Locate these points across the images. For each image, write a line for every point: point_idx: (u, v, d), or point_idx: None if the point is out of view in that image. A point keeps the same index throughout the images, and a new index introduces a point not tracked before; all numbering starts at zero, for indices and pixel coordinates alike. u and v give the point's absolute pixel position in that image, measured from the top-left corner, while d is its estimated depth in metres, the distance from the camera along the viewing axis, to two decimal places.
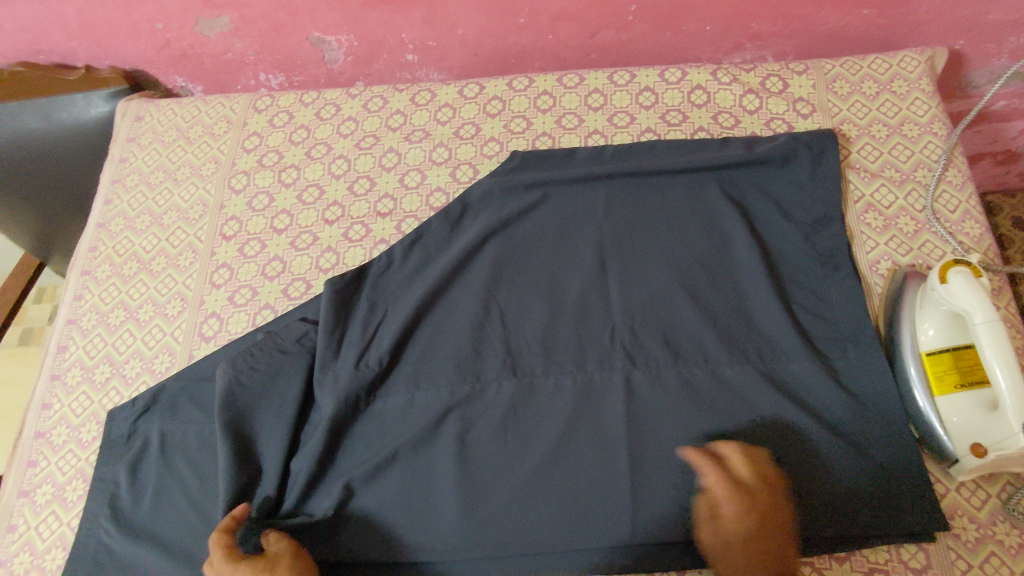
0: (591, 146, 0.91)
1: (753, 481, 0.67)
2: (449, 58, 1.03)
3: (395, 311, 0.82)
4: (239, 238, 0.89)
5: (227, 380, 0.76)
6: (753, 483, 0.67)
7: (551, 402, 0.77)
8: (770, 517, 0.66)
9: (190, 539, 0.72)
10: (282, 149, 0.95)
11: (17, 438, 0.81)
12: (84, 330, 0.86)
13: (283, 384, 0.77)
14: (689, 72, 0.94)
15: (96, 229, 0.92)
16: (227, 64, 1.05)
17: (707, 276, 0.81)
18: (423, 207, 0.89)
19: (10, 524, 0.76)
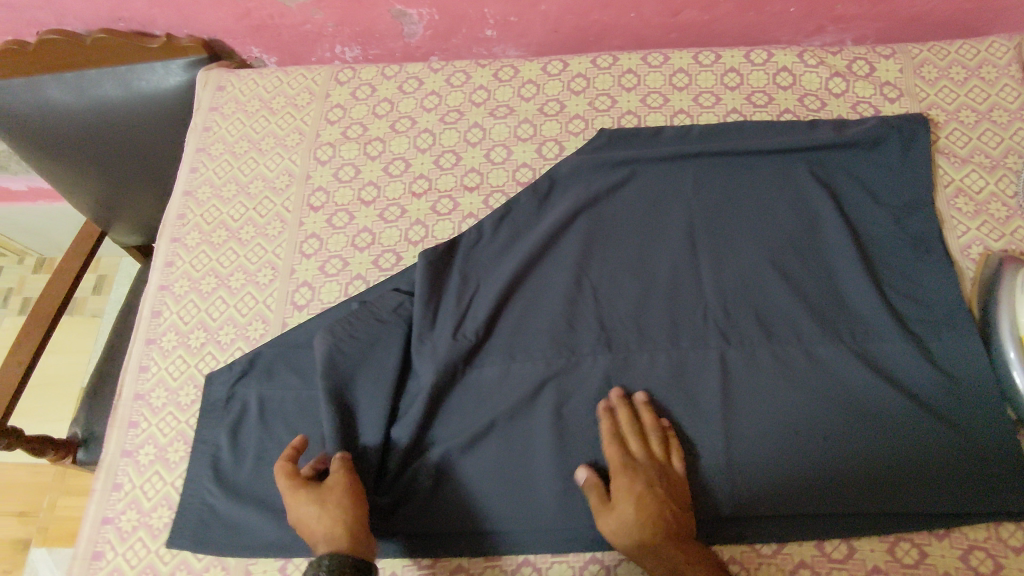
0: (677, 125, 0.91)
1: (647, 461, 0.72)
2: (528, 34, 1.03)
3: (488, 284, 0.83)
4: (327, 209, 0.90)
5: (327, 347, 0.78)
6: (642, 462, 0.72)
7: (643, 378, 0.79)
8: (666, 499, 0.68)
9: None
10: (366, 122, 0.95)
11: (115, 400, 0.82)
12: (177, 296, 0.87)
13: (382, 352, 0.79)
14: (776, 53, 0.94)
15: (183, 197, 0.93)
16: (304, 35, 1.04)
17: (796, 257, 0.83)
18: (510, 181, 0.90)
19: (114, 483, 0.77)
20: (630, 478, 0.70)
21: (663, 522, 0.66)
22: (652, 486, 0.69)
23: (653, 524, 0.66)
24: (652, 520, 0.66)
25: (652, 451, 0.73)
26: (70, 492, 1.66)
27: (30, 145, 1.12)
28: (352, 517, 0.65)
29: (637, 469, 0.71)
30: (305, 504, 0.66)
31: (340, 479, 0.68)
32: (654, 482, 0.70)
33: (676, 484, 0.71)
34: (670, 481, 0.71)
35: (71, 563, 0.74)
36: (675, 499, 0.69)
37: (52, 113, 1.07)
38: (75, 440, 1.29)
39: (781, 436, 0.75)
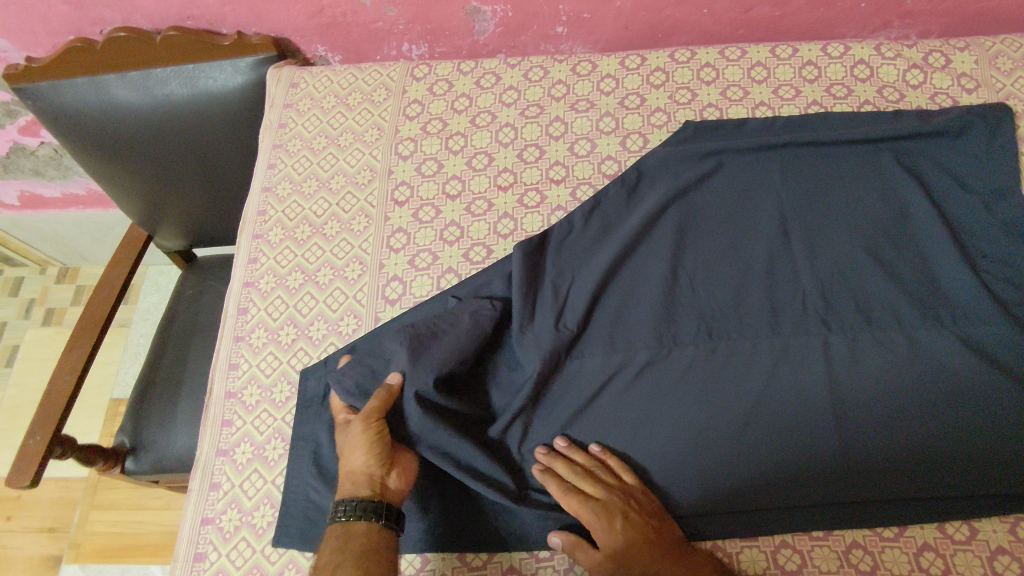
0: (760, 117, 0.92)
1: (609, 492, 0.72)
2: (598, 30, 1.04)
3: (584, 276, 0.83)
4: (412, 203, 0.89)
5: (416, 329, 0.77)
6: (607, 497, 0.71)
7: (749, 364, 0.78)
8: (641, 520, 0.70)
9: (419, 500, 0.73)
10: (446, 116, 0.95)
11: (206, 399, 0.81)
12: (264, 293, 0.86)
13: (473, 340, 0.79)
14: (851, 47, 0.95)
15: (263, 194, 0.92)
16: (374, 33, 1.04)
17: (889, 243, 0.83)
18: (596, 173, 0.90)
19: (212, 482, 0.76)
20: (604, 516, 0.70)
21: (653, 549, 0.68)
22: (625, 518, 0.69)
23: (646, 554, 0.67)
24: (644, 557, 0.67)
25: (601, 483, 0.73)
26: (101, 506, 1.61)
27: (85, 147, 1.09)
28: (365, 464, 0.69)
29: (607, 506, 0.70)
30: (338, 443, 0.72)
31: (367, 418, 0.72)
32: (625, 510, 0.70)
33: (643, 501, 0.72)
34: (638, 503, 0.71)
35: (172, 565, 0.72)
36: (653, 517, 0.71)
37: (111, 113, 1.05)
38: (122, 448, 1.22)
39: (892, 421, 0.74)
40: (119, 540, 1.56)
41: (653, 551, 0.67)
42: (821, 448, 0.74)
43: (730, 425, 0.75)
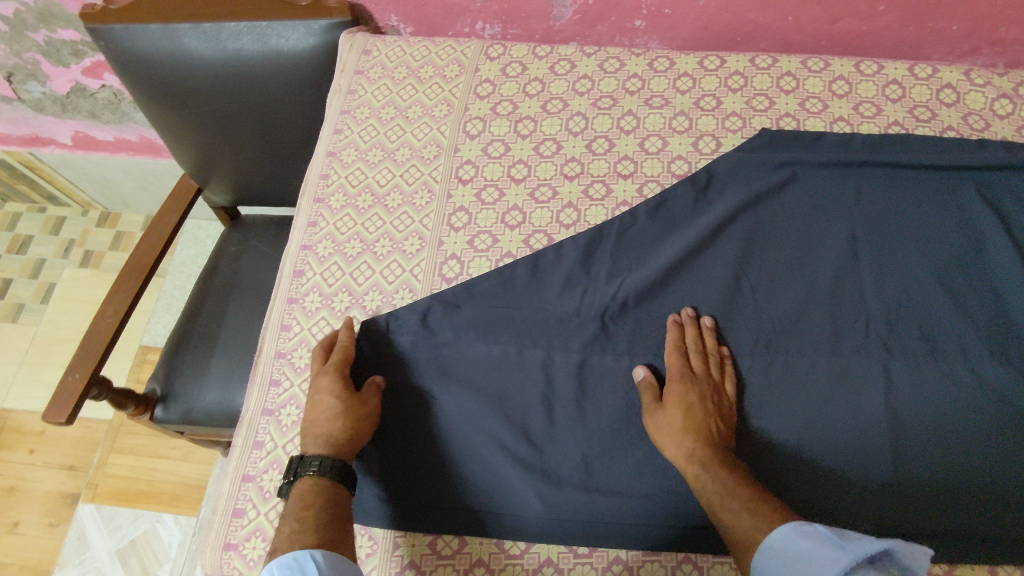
0: (837, 132, 0.89)
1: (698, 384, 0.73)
2: (677, 27, 1.02)
3: (643, 274, 0.81)
4: (476, 182, 0.88)
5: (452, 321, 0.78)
6: (688, 382, 0.73)
7: (806, 380, 0.76)
8: (713, 413, 0.71)
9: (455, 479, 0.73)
10: (517, 99, 0.94)
11: (255, 356, 0.81)
12: (321, 257, 0.85)
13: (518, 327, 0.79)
14: (940, 69, 0.93)
15: (327, 158, 0.92)
16: (450, 8, 1.03)
17: (961, 274, 0.81)
18: (665, 172, 0.88)
19: (255, 440, 0.76)
20: (685, 390, 0.72)
21: (706, 440, 0.68)
22: (699, 401, 0.71)
23: (695, 436, 0.69)
24: (693, 440, 0.68)
25: (710, 364, 0.75)
26: (120, 451, 1.62)
27: (149, 94, 1.10)
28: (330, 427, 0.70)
29: (686, 385, 0.73)
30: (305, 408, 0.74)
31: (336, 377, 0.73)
32: (704, 398, 0.72)
33: (727, 405, 0.73)
34: (723, 406, 0.73)
35: (210, 518, 0.73)
36: (725, 418, 0.72)
37: (179, 62, 1.05)
38: (153, 396, 1.23)
39: (946, 453, 0.73)
40: (135, 485, 1.58)
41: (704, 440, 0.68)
42: (873, 476, 0.72)
43: (782, 442, 0.73)
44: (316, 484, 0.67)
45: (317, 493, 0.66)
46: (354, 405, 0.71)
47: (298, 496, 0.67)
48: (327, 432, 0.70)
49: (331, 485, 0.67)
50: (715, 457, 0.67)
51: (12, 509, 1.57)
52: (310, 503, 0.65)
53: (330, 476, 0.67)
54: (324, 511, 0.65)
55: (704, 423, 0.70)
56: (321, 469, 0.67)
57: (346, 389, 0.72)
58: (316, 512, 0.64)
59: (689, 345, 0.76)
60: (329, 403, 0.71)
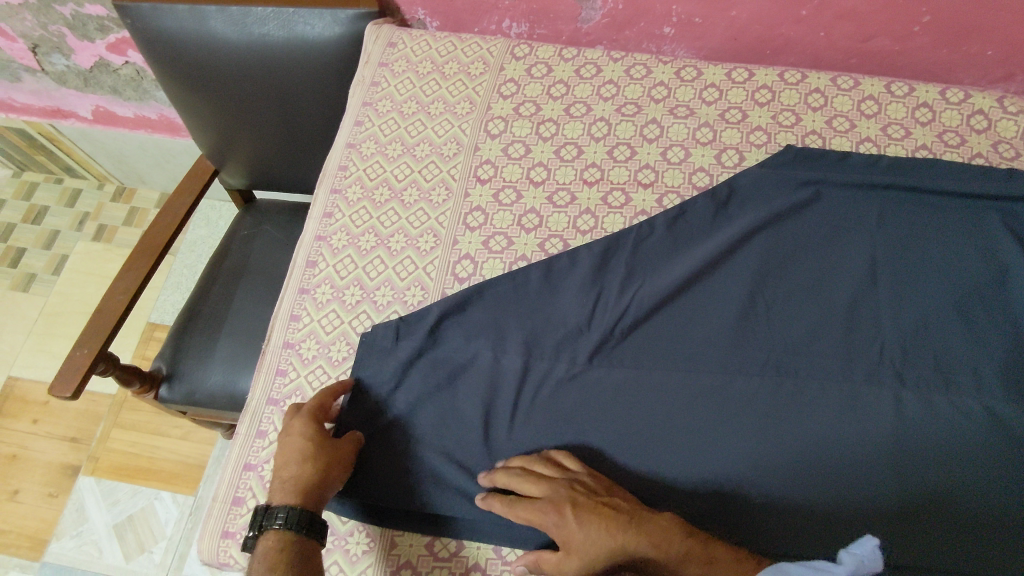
0: (863, 153, 0.88)
1: (554, 484, 0.67)
2: (706, 37, 1.01)
3: (657, 285, 0.80)
4: (494, 183, 0.88)
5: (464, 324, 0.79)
6: (552, 492, 0.67)
7: (816, 403, 0.75)
8: (595, 499, 0.66)
9: (457, 482, 0.72)
10: (540, 101, 0.93)
11: (264, 345, 0.81)
12: (335, 249, 0.85)
13: (528, 332, 0.79)
14: (972, 95, 0.91)
15: (346, 148, 0.91)
16: (478, 4, 1.02)
17: (981, 305, 0.79)
18: (686, 184, 0.87)
19: (259, 429, 0.76)
20: (559, 501, 0.66)
21: (614, 522, 0.64)
22: (578, 506, 0.65)
23: (606, 523, 0.64)
24: (608, 537, 0.63)
25: (558, 461, 0.71)
26: (122, 426, 1.63)
27: (171, 74, 1.09)
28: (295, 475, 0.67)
29: (552, 500, 0.66)
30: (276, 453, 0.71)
31: (308, 424, 0.71)
32: (574, 496, 0.66)
33: (591, 482, 0.68)
34: (584, 485, 0.68)
35: (210, 505, 0.73)
36: (602, 492, 0.67)
37: (204, 43, 1.05)
38: (159, 375, 1.24)
39: (954, 487, 0.72)
40: (136, 461, 1.59)
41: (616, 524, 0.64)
42: (878, 505, 0.71)
43: (789, 465, 0.72)
44: (278, 541, 0.64)
45: (283, 548, 0.63)
46: (325, 450, 0.69)
47: (263, 554, 0.64)
48: (291, 481, 0.67)
49: (297, 538, 0.64)
50: (635, 533, 0.63)
51: (13, 477, 1.58)
52: (274, 562, 0.62)
53: (297, 529, 0.64)
54: (288, 569, 0.62)
55: (596, 513, 0.64)
56: (288, 520, 0.64)
57: (318, 435, 0.70)
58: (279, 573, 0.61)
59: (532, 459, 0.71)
60: (298, 449, 0.69)
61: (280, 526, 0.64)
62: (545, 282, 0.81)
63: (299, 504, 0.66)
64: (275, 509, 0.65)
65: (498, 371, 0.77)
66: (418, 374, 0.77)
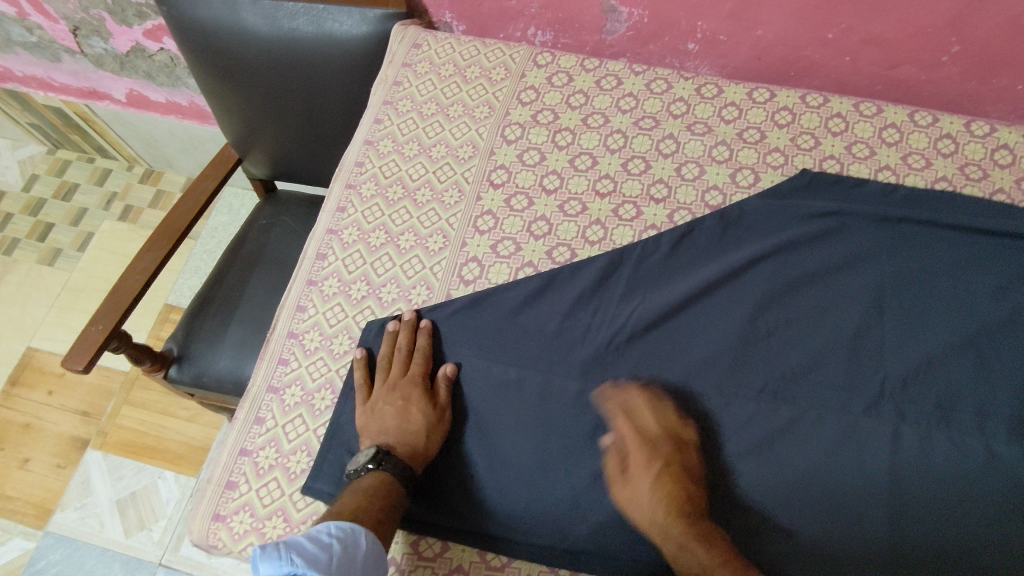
0: (881, 181, 0.87)
1: (660, 444, 0.72)
2: (729, 55, 1.00)
3: (659, 302, 0.80)
4: (507, 188, 0.88)
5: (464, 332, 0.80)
6: (653, 426, 0.73)
7: (811, 430, 0.74)
8: (676, 470, 0.70)
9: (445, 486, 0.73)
10: (559, 109, 0.93)
11: (268, 333, 0.81)
12: (345, 243, 0.85)
13: (524, 341, 0.79)
14: (998, 128, 0.89)
15: (364, 145, 0.92)
16: (505, 11, 1.03)
17: (990, 345, 0.78)
18: (698, 202, 0.87)
19: (257, 416, 0.77)
20: (646, 454, 0.71)
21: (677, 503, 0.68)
22: (668, 462, 0.71)
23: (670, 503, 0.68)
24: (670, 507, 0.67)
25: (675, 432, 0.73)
26: (132, 403, 1.66)
27: (204, 63, 1.13)
28: (407, 433, 0.71)
29: (654, 443, 0.72)
30: (375, 404, 0.74)
31: (419, 387, 0.75)
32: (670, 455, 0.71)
33: (677, 439, 0.73)
34: (677, 441, 0.73)
35: (205, 486, 0.74)
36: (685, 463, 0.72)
37: (236, 36, 1.07)
38: (170, 355, 1.27)
39: (946, 529, 0.70)
40: (143, 439, 1.62)
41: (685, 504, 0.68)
42: (866, 542, 0.70)
43: (777, 494, 0.72)
44: (391, 479, 0.68)
45: (381, 487, 0.67)
46: (429, 409, 0.74)
47: (359, 487, 0.67)
48: (400, 429, 0.72)
49: (395, 481, 0.68)
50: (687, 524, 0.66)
51: (25, 446, 1.62)
52: (369, 496, 0.66)
53: (395, 473, 0.68)
54: (379, 505, 0.65)
55: (668, 485, 0.69)
56: (387, 464, 0.68)
57: (424, 399, 0.74)
58: (376, 504, 0.65)
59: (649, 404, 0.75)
60: (413, 412, 0.73)
61: (376, 466, 0.68)
62: (548, 292, 0.81)
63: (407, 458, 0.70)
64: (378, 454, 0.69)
65: (495, 378, 0.77)
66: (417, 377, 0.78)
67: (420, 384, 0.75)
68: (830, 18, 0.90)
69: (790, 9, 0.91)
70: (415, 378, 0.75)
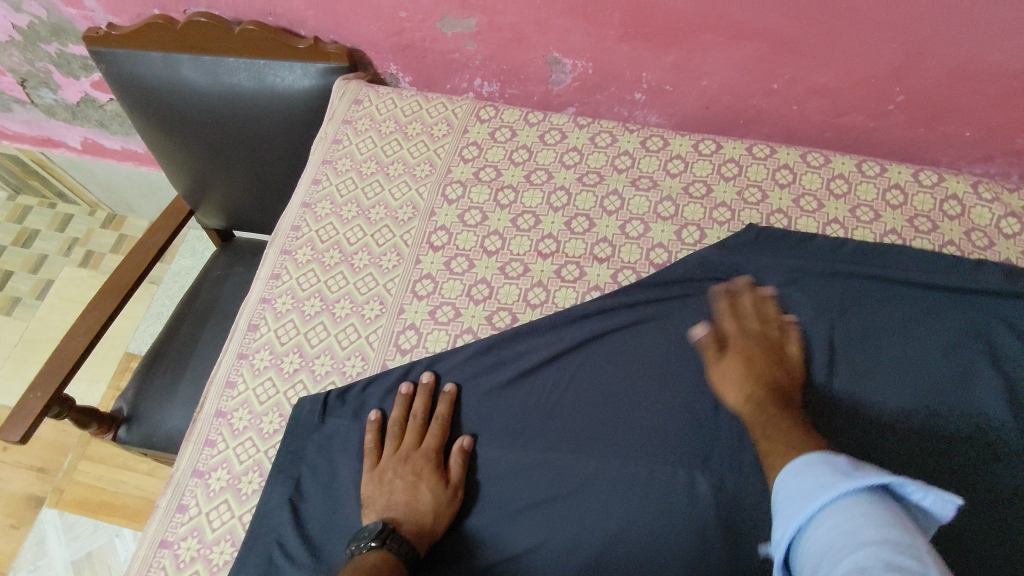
0: (829, 235, 0.85)
1: (743, 332, 0.76)
2: (677, 104, 0.98)
3: (600, 370, 0.78)
4: (447, 250, 0.86)
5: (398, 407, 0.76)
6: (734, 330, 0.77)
7: None
8: (772, 353, 0.75)
9: None
10: (501, 166, 0.91)
11: (196, 412, 0.78)
12: (278, 312, 0.83)
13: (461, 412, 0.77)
14: (946, 177, 0.88)
15: (301, 208, 0.90)
16: (449, 63, 1.01)
17: (943, 407, 0.75)
18: (643, 261, 0.84)
19: (180, 503, 0.73)
20: (751, 343, 0.75)
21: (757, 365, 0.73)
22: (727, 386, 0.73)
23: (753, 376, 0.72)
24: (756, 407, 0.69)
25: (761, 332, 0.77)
26: (90, 458, 1.61)
27: (147, 118, 1.10)
28: (416, 513, 0.69)
29: (739, 334, 0.76)
30: (385, 477, 0.72)
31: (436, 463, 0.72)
32: (759, 350, 0.75)
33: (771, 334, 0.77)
34: (760, 332, 0.77)
35: None
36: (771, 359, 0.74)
37: (177, 92, 1.05)
38: (119, 416, 1.22)
39: None
40: (99, 496, 1.56)
41: (761, 384, 0.71)
42: None
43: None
44: (394, 559, 0.64)
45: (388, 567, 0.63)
46: (445, 487, 0.71)
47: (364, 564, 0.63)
48: (411, 509, 0.69)
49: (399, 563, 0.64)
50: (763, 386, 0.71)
51: None
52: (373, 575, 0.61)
53: (399, 554, 0.64)
54: None
55: (746, 361, 0.73)
56: (391, 543, 0.65)
57: (441, 477, 0.71)
58: None
59: (746, 309, 0.79)
60: (424, 489, 0.70)
61: (378, 543, 0.64)
62: (486, 360, 0.79)
63: (412, 541, 0.67)
64: (384, 532, 0.66)
65: None
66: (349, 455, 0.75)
67: (435, 457, 0.73)
68: (775, 68, 0.89)
69: (734, 61, 0.89)
70: (430, 452, 0.73)
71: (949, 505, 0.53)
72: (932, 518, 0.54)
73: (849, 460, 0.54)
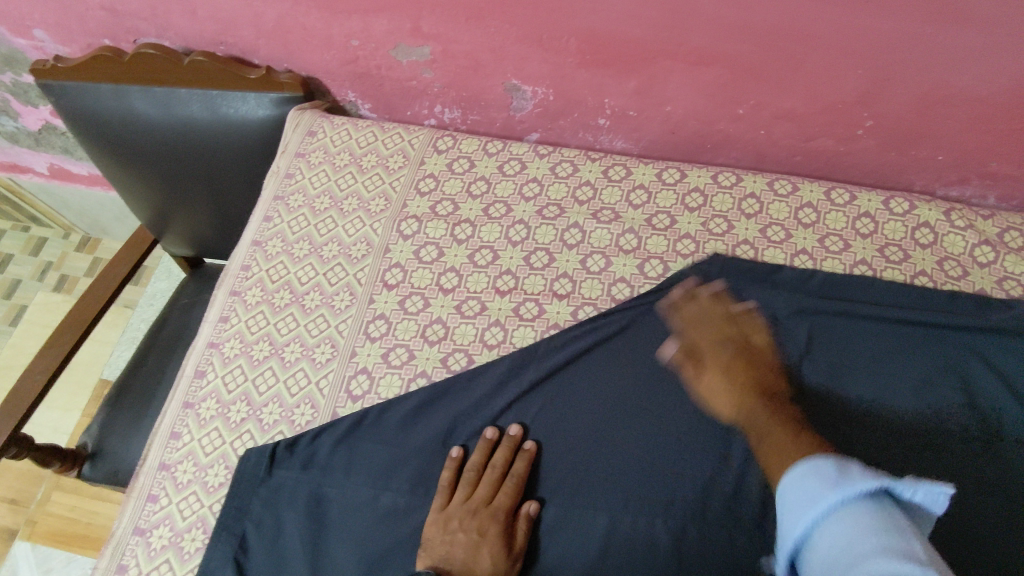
0: (797, 266, 0.82)
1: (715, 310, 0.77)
2: (641, 130, 0.96)
3: (556, 414, 0.75)
4: (401, 289, 0.83)
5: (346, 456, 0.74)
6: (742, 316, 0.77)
7: (723, 553, 0.69)
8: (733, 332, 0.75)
9: None
10: (459, 199, 0.88)
11: (138, 465, 0.76)
12: (225, 358, 0.80)
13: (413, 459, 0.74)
14: (918, 204, 0.85)
15: (251, 247, 0.87)
16: (407, 90, 0.98)
17: (913, 450, 0.72)
18: (604, 296, 0.81)
19: (120, 564, 0.70)
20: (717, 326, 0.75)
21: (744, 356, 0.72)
22: (713, 348, 0.73)
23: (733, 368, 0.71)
24: (741, 375, 0.70)
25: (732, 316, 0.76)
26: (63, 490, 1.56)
27: (99, 149, 1.07)
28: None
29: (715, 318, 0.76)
30: (445, 535, 0.69)
31: (502, 525, 0.69)
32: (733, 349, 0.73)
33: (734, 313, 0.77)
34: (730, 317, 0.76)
35: None
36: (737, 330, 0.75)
37: (128, 123, 1.02)
38: (82, 452, 1.15)
39: None
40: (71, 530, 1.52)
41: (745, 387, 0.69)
42: None
43: None
44: None
45: None
46: (503, 551, 0.68)
47: None
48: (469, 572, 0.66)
49: None
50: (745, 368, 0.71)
51: None
52: None
53: None
54: None
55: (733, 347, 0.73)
56: None
57: (502, 540, 0.68)
58: None
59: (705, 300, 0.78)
60: (484, 552, 0.67)
61: None
62: (441, 404, 0.76)
63: None
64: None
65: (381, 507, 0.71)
66: (296, 508, 0.72)
67: (499, 516, 0.70)
68: (739, 94, 0.86)
69: (696, 87, 0.86)
70: (495, 512, 0.70)
71: (939, 496, 0.48)
72: (927, 511, 0.49)
73: (836, 463, 0.51)
